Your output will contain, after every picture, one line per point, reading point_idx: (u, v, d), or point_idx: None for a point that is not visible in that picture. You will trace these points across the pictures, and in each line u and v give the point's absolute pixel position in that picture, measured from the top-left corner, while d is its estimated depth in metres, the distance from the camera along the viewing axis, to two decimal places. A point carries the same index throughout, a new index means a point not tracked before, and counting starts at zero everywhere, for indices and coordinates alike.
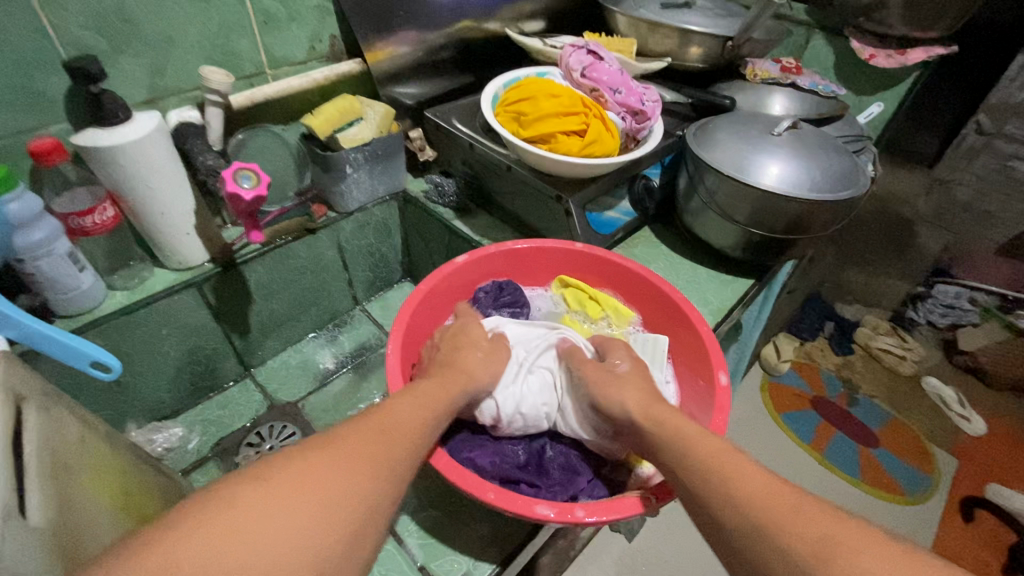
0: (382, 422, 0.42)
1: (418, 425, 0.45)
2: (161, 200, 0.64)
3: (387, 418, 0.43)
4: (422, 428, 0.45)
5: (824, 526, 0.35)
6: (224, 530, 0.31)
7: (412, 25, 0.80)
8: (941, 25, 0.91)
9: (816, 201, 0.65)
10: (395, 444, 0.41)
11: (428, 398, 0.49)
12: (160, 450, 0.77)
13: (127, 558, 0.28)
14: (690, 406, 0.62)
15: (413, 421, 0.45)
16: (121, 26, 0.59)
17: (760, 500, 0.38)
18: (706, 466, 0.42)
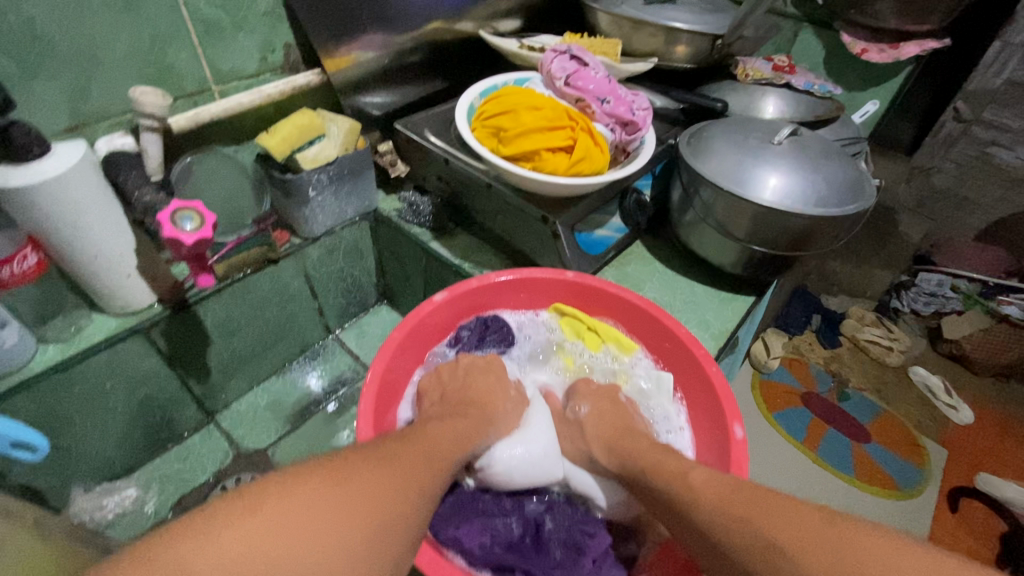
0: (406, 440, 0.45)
1: (438, 447, 0.47)
2: (95, 240, 0.55)
3: (412, 439, 0.45)
4: (442, 451, 0.46)
5: (825, 532, 0.35)
6: (321, 495, 0.35)
7: (377, 28, 0.72)
8: (935, 17, 0.86)
9: (824, 216, 0.60)
10: (421, 462, 0.43)
11: (468, 427, 0.52)
12: (111, 516, 0.70)
13: (247, 498, 0.32)
14: (702, 450, 0.58)
15: (434, 444, 0.47)
16: (31, 44, 0.51)
17: (764, 518, 0.38)
18: (710, 502, 0.42)
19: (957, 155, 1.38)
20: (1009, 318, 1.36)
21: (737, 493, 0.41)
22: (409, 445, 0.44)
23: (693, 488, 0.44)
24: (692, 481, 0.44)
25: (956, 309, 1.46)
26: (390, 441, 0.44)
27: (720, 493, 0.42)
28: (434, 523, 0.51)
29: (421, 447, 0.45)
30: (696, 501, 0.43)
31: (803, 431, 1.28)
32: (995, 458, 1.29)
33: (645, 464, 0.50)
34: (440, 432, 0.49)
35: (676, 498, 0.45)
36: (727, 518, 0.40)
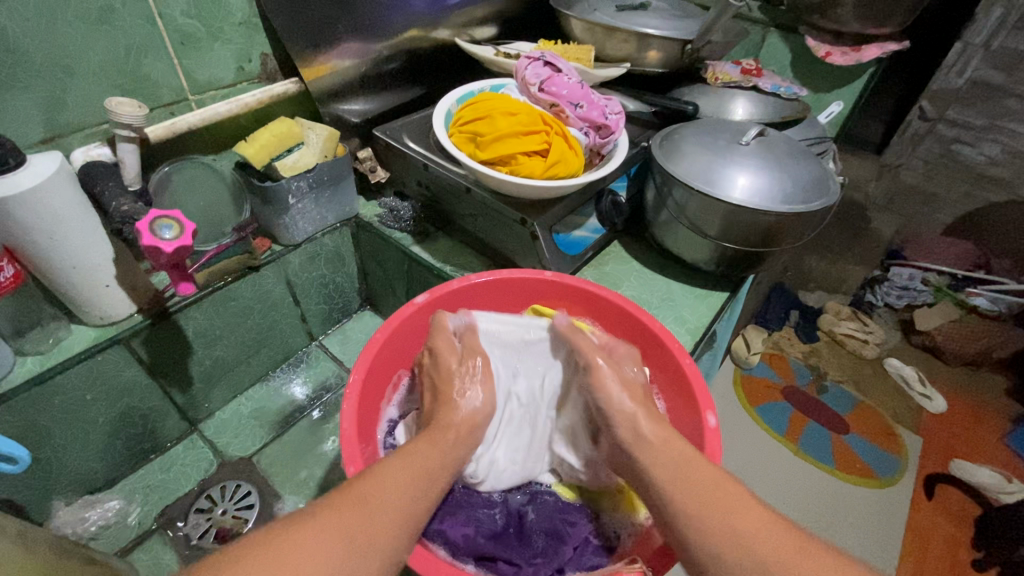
0: (373, 495, 0.39)
1: (409, 496, 0.41)
2: (73, 252, 0.55)
3: (381, 495, 0.39)
4: (414, 501, 0.41)
5: None
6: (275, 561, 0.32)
7: (354, 36, 0.73)
8: (894, 21, 0.90)
9: (792, 213, 0.63)
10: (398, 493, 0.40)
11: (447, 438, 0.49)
12: (94, 529, 0.69)
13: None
14: None
15: (406, 493, 0.41)
16: (4, 56, 0.51)
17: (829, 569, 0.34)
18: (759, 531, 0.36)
19: (923, 153, 1.47)
20: (978, 309, 1.42)
21: (795, 545, 0.35)
22: (371, 506, 0.38)
23: (744, 518, 0.37)
24: (745, 510, 0.38)
25: (927, 301, 1.50)
26: (346, 507, 0.37)
27: (782, 543, 0.36)
28: None
29: (392, 510, 0.39)
30: (751, 535, 0.36)
31: (784, 424, 1.31)
32: (969, 445, 1.33)
33: (681, 459, 0.43)
34: (410, 471, 0.43)
35: (719, 527, 0.37)
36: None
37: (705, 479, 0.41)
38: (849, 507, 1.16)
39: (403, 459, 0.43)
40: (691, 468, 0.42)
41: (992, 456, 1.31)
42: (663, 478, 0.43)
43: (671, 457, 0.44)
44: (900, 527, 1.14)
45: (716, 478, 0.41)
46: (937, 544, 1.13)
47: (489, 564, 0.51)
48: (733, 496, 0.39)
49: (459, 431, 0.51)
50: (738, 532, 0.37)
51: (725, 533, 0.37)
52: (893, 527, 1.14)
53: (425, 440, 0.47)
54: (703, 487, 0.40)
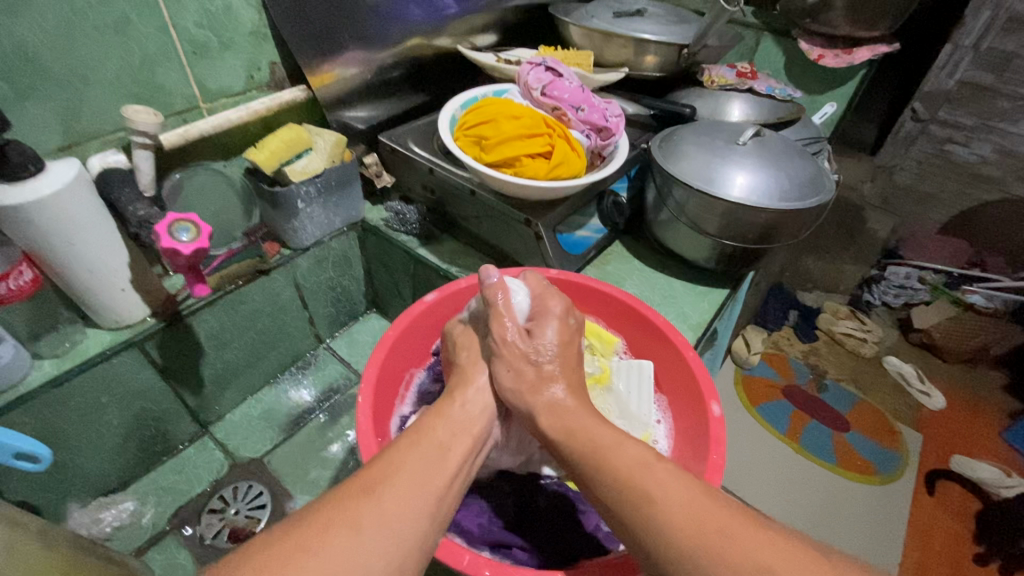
0: (382, 484, 0.38)
1: (428, 472, 0.41)
2: (89, 256, 0.57)
3: (395, 479, 0.39)
4: (431, 477, 0.40)
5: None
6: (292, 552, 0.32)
7: (359, 45, 0.75)
8: (883, 24, 0.93)
9: (788, 210, 0.64)
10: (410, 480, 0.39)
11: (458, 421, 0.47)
12: (108, 530, 0.70)
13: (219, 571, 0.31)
14: (683, 438, 0.60)
15: (422, 470, 0.40)
16: (24, 67, 0.53)
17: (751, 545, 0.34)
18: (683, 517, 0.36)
19: (917, 153, 1.49)
20: (975, 306, 1.42)
21: (715, 525, 0.35)
22: (385, 491, 0.38)
23: (664, 507, 0.37)
24: (667, 498, 0.37)
25: (923, 299, 1.53)
26: (358, 495, 0.37)
27: (703, 528, 0.35)
28: None
29: (404, 492, 0.38)
30: (667, 525, 0.36)
31: (786, 422, 1.33)
32: (968, 441, 1.34)
33: (598, 445, 0.43)
34: (421, 451, 0.42)
35: (641, 519, 0.37)
36: (722, 561, 0.33)
37: (623, 468, 0.40)
38: (851, 503, 1.17)
39: (413, 443, 0.43)
40: (610, 456, 0.41)
41: (991, 452, 1.33)
42: (585, 468, 0.42)
43: (591, 445, 0.43)
44: (899, 523, 1.15)
45: (635, 463, 0.40)
46: (937, 540, 1.14)
47: (503, 551, 0.53)
48: (650, 481, 0.38)
49: (469, 414, 0.49)
50: (657, 521, 0.36)
51: (645, 521, 0.37)
52: (894, 521, 1.15)
53: (431, 416, 0.47)
54: (621, 476, 0.40)
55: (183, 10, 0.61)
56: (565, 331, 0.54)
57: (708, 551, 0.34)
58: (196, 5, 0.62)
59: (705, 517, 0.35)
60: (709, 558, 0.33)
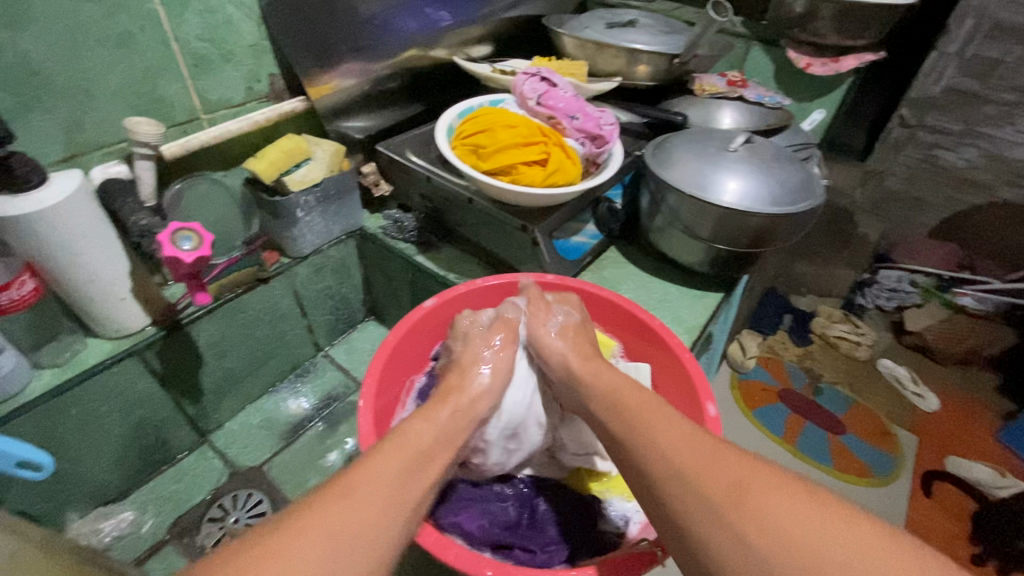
0: (356, 490, 0.37)
1: (403, 482, 0.40)
2: (92, 266, 0.57)
3: (369, 486, 0.38)
4: (406, 485, 0.40)
5: (784, 490, 0.34)
6: (261, 563, 0.31)
7: (357, 56, 0.76)
8: (869, 33, 0.95)
9: (779, 215, 0.66)
10: (387, 489, 0.38)
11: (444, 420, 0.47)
12: (108, 540, 0.70)
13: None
14: None
15: (397, 480, 0.39)
16: (28, 79, 0.54)
17: (733, 466, 0.37)
18: (676, 443, 0.40)
19: (906, 159, 1.50)
20: (966, 309, 1.47)
21: (703, 451, 0.38)
22: (358, 501, 0.36)
23: (659, 434, 0.41)
24: (663, 428, 0.41)
25: (916, 302, 1.56)
26: (333, 502, 0.36)
27: (689, 452, 0.39)
28: (435, 513, 0.55)
29: (380, 497, 0.38)
30: (661, 447, 0.40)
31: (781, 424, 1.34)
32: (963, 441, 1.35)
33: (614, 390, 0.48)
34: (400, 458, 0.41)
35: (640, 448, 0.41)
36: (704, 479, 0.36)
37: (632, 409, 0.44)
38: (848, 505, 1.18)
39: (390, 449, 0.42)
40: (624, 400, 0.46)
41: (985, 453, 1.34)
42: (602, 412, 0.47)
43: (607, 393, 0.48)
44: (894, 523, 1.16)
45: (644, 405, 0.44)
46: (936, 540, 1.15)
47: (505, 551, 0.54)
48: (653, 417, 0.43)
49: (450, 416, 0.48)
50: (654, 447, 0.40)
51: (644, 449, 0.41)
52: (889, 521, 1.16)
53: (417, 419, 0.46)
54: (631, 414, 0.44)
55: (185, 23, 0.63)
56: (581, 315, 0.60)
57: (694, 471, 0.37)
58: (196, 19, 0.63)
59: (692, 443, 0.39)
60: (693, 478, 0.37)
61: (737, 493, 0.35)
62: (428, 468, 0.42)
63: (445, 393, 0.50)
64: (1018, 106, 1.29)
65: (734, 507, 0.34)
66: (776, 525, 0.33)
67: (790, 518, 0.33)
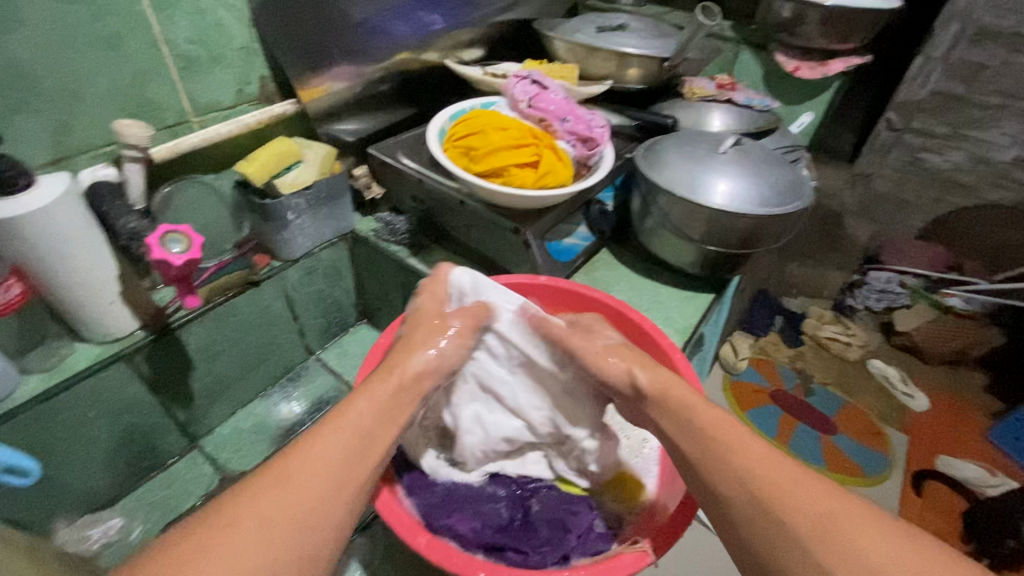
0: (295, 473, 0.40)
1: (341, 463, 0.42)
2: (78, 270, 0.57)
3: (303, 468, 0.40)
4: (346, 467, 0.42)
5: (865, 525, 0.38)
6: (192, 550, 0.34)
7: (347, 59, 0.76)
8: (856, 36, 0.96)
9: (769, 216, 0.66)
10: (325, 471, 0.41)
11: (390, 401, 0.49)
12: (96, 547, 0.69)
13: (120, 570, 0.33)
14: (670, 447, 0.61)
15: (338, 460, 0.42)
16: (16, 82, 0.53)
17: (818, 500, 0.40)
18: (758, 472, 0.42)
19: (893, 162, 1.51)
20: (953, 309, 1.50)
21: (788, 479, 0.42)
22: (292, 485, 0.39)
23: (742, 460, 0.43)
24: (745, 453, 0.44)
25: (905, 304, 1.59)
26: (271, 486, 0.39)
27: (775, 480, 0.42)
28: (427, 515, 0.55)
29: (318, 480, 0.40)
30: (748, 473, 0.43)
31: (773, 425, 1.34)
32: (953, 441, 1.36)
33: (689, 405, 0.50)
34: (335, 440, 0.43)
35: (722, 463, 0.44)
36: (790, 508, 0.40)
37: (709, 425, 0.47)
38: None
39: (326, 431, 0.44)
40: (697, 416, 0.49)
41: (976, 452, 1.34)
42: (673, 423, 0.50)
43: (675, 405, 0.50)
44: None
45: (719, 422, 0.47)
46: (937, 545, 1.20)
47: (498, 553, 0.53)
48: (731, 437, 0.45)
49: (391, 393, 0.49)
50: (737, 466, 0.43)
51: (723, 467, 0.44)
52: None
53: (360, 397, 0.48)
54: (707, 429, 0.47)
55: (175, 26, 0.62)
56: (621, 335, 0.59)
57: (781, 495, 0.41)
58: (186, 22, 0.63)
59: (777, 473, 0.42)
60: (780, 501, 0.40)
61: (822, 522, 0.39)
62: (368, 448, 0.45)
63: (390, 366, 0.51)
64: (1002, 109, 1.31)
65: (820, 536, 0.38)
66: (863, 558, 0.36)
67: (877, 555, 0.36)
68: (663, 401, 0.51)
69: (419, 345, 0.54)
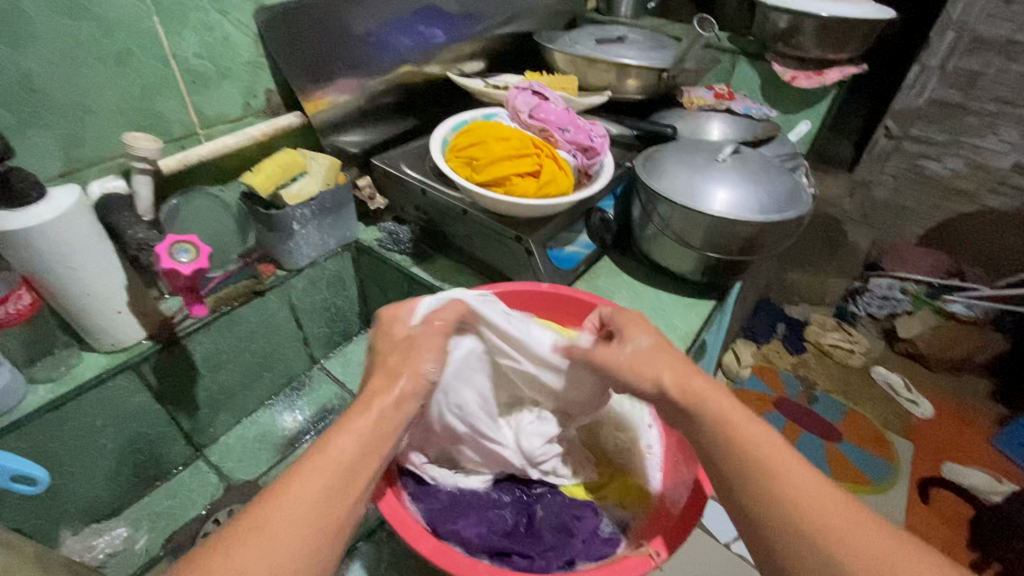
0: (272, 521, 0.36)
1: (325, 505, 0.38)
2: (86, 280, 0.57)
3: (281, 517, 0.36)
4: (330, 505, 0.38)
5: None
6: None
7: (351, 72, 0.78)
8: (851, 46, 0.98)
9: (768, 222, 0.67)
10: (309, 518, 0.37)
11: (376, 429, 0.44)
12: (100, 557, 0.69)
13: None
14: (672, 457, 0.61)
15: (320, 500, 0.38)
16: (28, 96, 0.55)
17: (875, 548, 0.35)
18: (804, 503, 0.38)
19: (892, 169, 1.53)
20: (956, 315, 1.46)
21: (843, 515, 0.37)
22: (269, 539, 0.35)
23: (787, 487, 0.38)
24: (790, 478, 0.39)
25: (907, 309, 1.54)
26: (244, 539, 0.35)
27: (827, 517, 0.37)
28: (432, 521, 0.55)
29: (298, 525, 0.36)
30: (792, 501, 0.38)
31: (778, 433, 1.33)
32: (959, 448, 1.34)
33: (724, 417, 0.43)
34: (315, 482, 0.39)
35: (772, 486, 0.39)
36: (847, 554, 0.35)
37: (756, 440, 0.41)
38: None
39: (306, 471, 0.39)
40: (741, 429, 0.42)
41: (982, 459, 1.33)
42: (709, 430, 0.44)
43: (712, 416, 0.44)
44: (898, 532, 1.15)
45: (765, 440, 0.41)
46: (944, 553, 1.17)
47: (503, 557, 0.54)
48: (779, 456, 0.40)
49: (376, 425, 0.44)
50: (787, 495, 0.38)
51: (771, 491, 0.39)
52: None
53: (339, 428, 0.43)
54: (755, 445, 0.41)
55: (183, 42, 0.64)
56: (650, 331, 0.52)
57: (840, 534, 0.36)
58: (195, 37, 0.65)
59: (829, 508, 0.37)
60: (838, 541, 0.36)
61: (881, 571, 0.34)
62: (354, 484, 0.40)
63: (371, 395, 0.46)
64: (999, 116, 1.32)
65: None
66: None
67: None
68: (697, 411, 0.45)
69: (394, 370, 0.48)
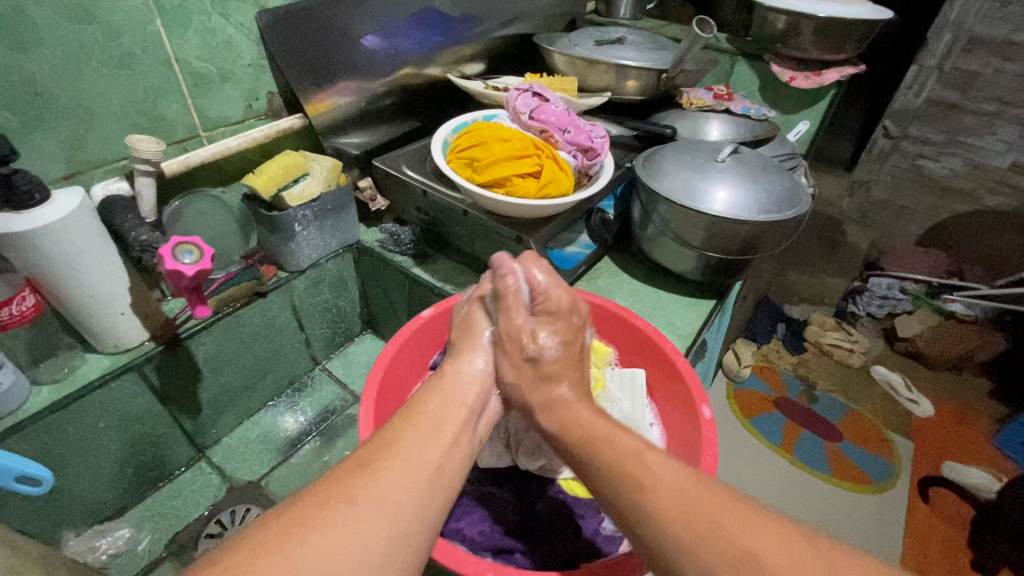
0: (388, 450, 0.40)
1: (424, 444, 0.42)
2: (87, 282, 0.57)
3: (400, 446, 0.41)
4: (427, 447, 0.42)
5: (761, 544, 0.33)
6: (297, 527, 0.33)
7: (351, 73, 0.78)
8: (849, 47, 0.98)
9: (768, 222, 0.67)
10: (417, 441, 0.42)
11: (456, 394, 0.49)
12: (104, 558, 0.69)
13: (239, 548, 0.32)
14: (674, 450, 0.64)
15: (424, 441, 0.42)
16: (33, 99, 0.55)
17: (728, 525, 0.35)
18: (657, 484, 0.38)
19: (891, 168, 1.58)
20: (956, 315, 1.44)
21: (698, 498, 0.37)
22: (390, 460, 0.39)
23: (643, 480, 0.39)
24: (650, 471, 0.39)
25: (907, 309, 1.52)
26: (370, 462, 0.39)
27: (680, 505, 0.36)
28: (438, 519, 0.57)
29: (413, 455, 0.40)
30: (652, 494, 0.38)
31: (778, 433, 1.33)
32: (959, 448, 1.34)
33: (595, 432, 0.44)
34: (417, 426, 0.43)
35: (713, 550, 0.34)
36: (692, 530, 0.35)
37: (634, 477, 0.39)
38: (842, 511, 1.17)
39: (409, 420, 0.44)
40: (647, 475, 0.39)
41: (983, 459, 1.33)
42: (628, 495, 0.39)
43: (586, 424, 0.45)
44: (896, 532, 1.15)
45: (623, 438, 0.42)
46: (936, 547, 1.14)
47: (506, 556, 0.55)
48: (637, 465, 0.40)
49: (464, 390, 0.50)
50: (684, 530, 0.35)
51: (667, 526, 0.36)
52: (891, 530, 1.15)
53: (424, 392, 0.48)
54: (617, 459, 0.41)
55: (186, 44, 0.64)
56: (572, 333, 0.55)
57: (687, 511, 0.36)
58: (198, 40, 0.65)
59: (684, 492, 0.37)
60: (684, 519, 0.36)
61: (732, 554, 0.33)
62: (452, 423, 0.45)
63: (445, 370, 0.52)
64: (997, 116, 1.33)
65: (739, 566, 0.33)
66: None
67: None
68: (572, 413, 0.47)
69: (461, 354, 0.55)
